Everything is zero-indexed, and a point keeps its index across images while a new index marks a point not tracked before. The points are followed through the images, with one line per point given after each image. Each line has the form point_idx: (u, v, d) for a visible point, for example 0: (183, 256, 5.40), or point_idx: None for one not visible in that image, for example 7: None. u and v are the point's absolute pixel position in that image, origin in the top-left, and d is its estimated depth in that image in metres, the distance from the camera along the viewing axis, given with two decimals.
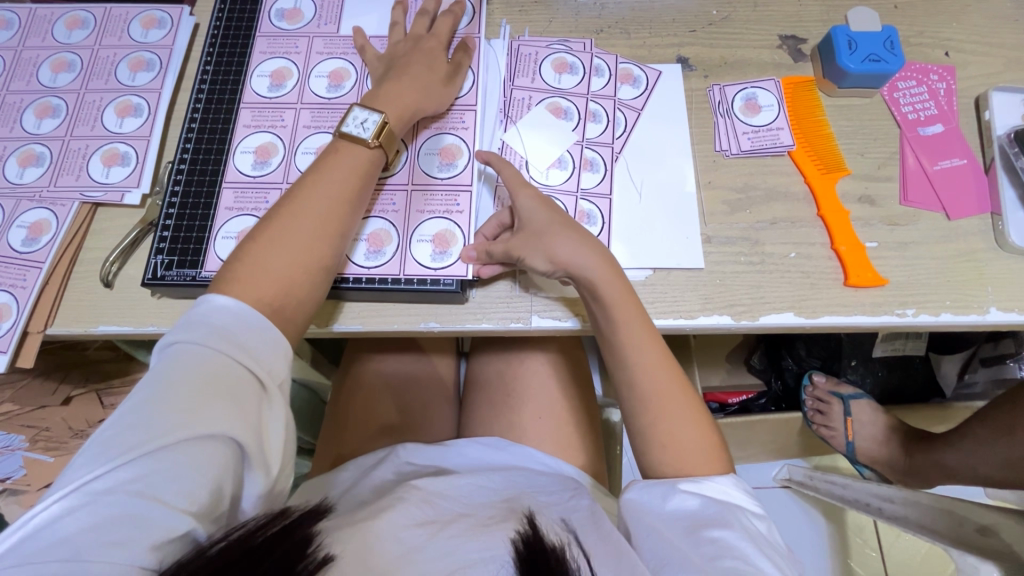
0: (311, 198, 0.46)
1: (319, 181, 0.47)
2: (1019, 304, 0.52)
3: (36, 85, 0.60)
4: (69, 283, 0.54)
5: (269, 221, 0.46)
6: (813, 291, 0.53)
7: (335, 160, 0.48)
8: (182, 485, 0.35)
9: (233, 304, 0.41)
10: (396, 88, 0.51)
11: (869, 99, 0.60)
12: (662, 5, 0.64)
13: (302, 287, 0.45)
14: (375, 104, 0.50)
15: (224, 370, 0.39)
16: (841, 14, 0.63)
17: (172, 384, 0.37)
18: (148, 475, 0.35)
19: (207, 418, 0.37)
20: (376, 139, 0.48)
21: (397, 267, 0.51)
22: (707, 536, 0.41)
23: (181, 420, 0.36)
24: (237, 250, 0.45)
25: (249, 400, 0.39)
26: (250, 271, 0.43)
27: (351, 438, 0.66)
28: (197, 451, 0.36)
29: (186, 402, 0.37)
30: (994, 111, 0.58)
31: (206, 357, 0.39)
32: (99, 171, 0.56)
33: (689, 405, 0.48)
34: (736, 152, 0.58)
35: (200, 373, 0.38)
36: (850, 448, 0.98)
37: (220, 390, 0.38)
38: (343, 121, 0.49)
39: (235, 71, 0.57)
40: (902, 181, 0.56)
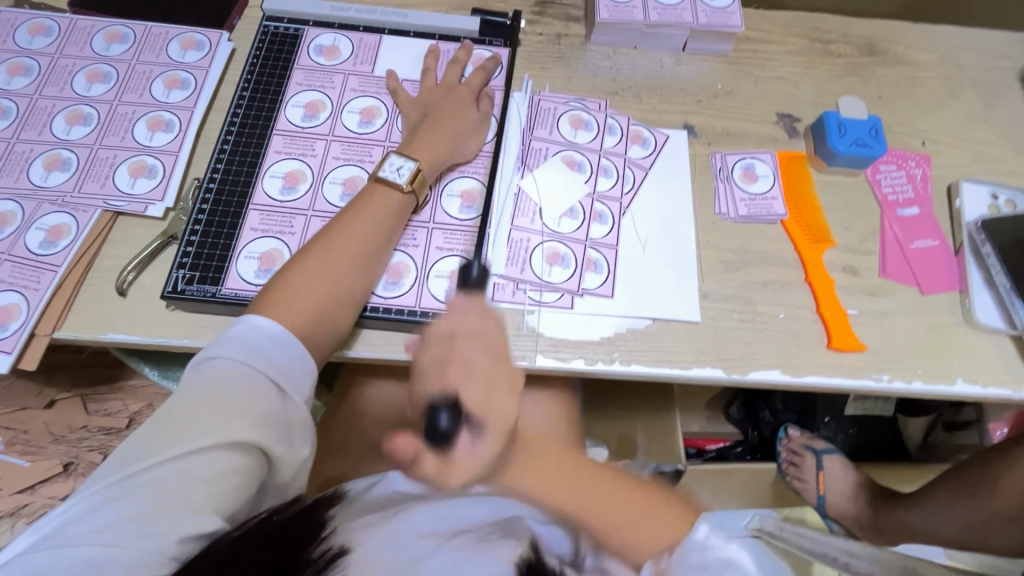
0: (345, 236, 0.50)
1: (353, 220, 0.51)
2: (981, 377, 0.57)
3: (70, 93, 0.61)
4: (82, 289, 0.54)
5: (303, 254, 0.49)
6: (798, 351, 0.57)
7: (370, 200, 0.52)
8: (209, 488, 0.38)
9: (267, 326, 0.45)
10: (429, 137, 0.55)
11: (855, 178, 0.65)
12: (672, 75, 0.70)
13: (331, 317, 0.48)
14: (409, 152, 0.54)
15: (255, 383, 0.42)
16: (831, 99, 0.70)
17: (206, 393, 0.41)
18: (179, 474, 0.38)
19: (236, 427, 0.40)
20: (410, 185, 0.52)
21: (414, 299, 0.53)
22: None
23: (212, 427, 0.39)
24: (274, 277, 0.49)
25: (276, 415, 0.42)
26: (285, 299, 0.47)
27: (345, 460, 0.67)
28: (226, 457, 0.39)
29: (218, 410, 0.40)
30: (964, 200, 0.64)
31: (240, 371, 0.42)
32: (125, 181, 0.58)
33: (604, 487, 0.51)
34: (733, 217, 0.62)
35: (233, 386, 0.41)
36: (821, 501, 1.01)
37: (250, 401, 0.41)
38: (379, 166, 0.53)
39: (270, 98, 0.60)
40: (881, 256, 0.61)
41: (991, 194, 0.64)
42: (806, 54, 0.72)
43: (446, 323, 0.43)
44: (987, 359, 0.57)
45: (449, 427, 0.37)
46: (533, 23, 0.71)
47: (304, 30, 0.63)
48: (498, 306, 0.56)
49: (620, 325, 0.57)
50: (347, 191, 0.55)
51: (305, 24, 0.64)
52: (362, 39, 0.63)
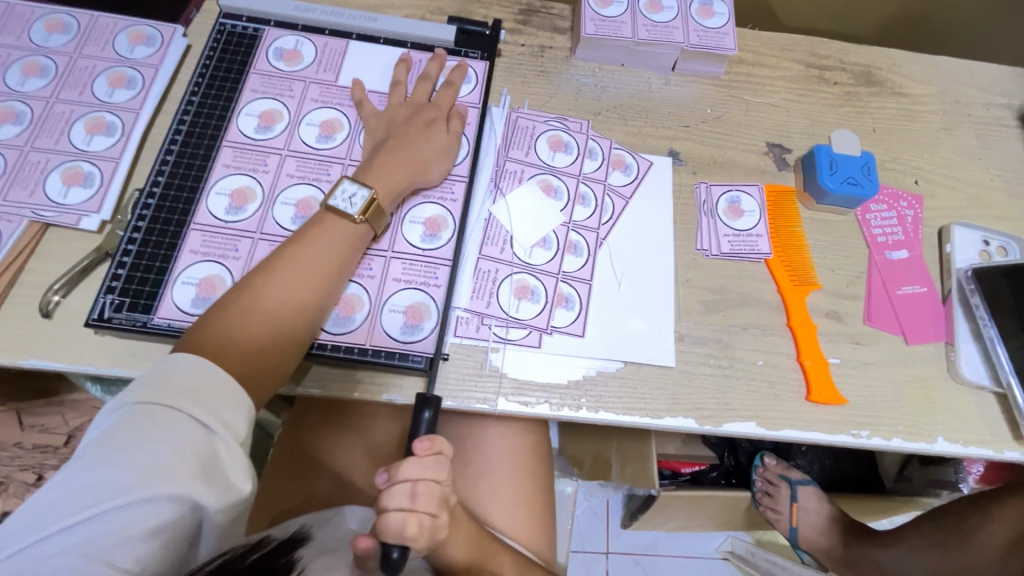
0: (289, 272, 0.45)
1: (300, 255, 0.46)
2: (963, 436, 0.54)
3: (2, 87, 0.56)
4: (2, 308, 0.49)
5: (241, 288, 0.45)
6: (776, 402, 0.54)
7: (320, 233, 0.47)
8: (132, 553, 0.33)
9: (201, 367, 0.39)
10: (390, 160, 0.51)
11: (844, 216, 0.62)
12: (659, 96, 0.66)
13: (269, 364, 0.44)
14: (364, 177, 0.50)
15: (190, 430, 0.36)
16: (824, 130, 0.66)
17: (131, 442, 0.35)
18: (97, 543, 0.32)
19: (164, 480, 0.34)
20: (363, 215, 0.48)
21: (366, 336, 0.49)
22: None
23: (136, 481, 0.33)
24: (205, 316, 0.43)
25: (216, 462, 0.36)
26: (217, 343, 0.42)
27: (295, 493, 0.63)
28: (155, 513, 0.34)
29: (146, 463, 0.34)
30: (955, 245, 0.61)
31: (171, 416, 0.36)
32: (57, 189, 0.53)
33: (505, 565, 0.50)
34: (716, 254, 0.59)
35: (163, 431, 0.36)
36: (794, 533, 0.99)
37: (186, 450, 0.35)
38: (331, 193, 0.49)
39: (222, 106, 0.55)
40: (867, 302, 0.58)
41: (983, 239, 0.62)
42: (800, 81, 0.69)
43: (411, 467, 0.42)
44: (969, 417, 0.55)
45: (397, 563, 0.41)
46: (516, 33, 0.67)
47: (264, 30, 0.58)
48: (460, 341, 0.52)
49: (590, 367, 0.53)
50: (300, 214, 0.50)
51: (265, 23, 0.59)
52: (327, 43, 0.58)
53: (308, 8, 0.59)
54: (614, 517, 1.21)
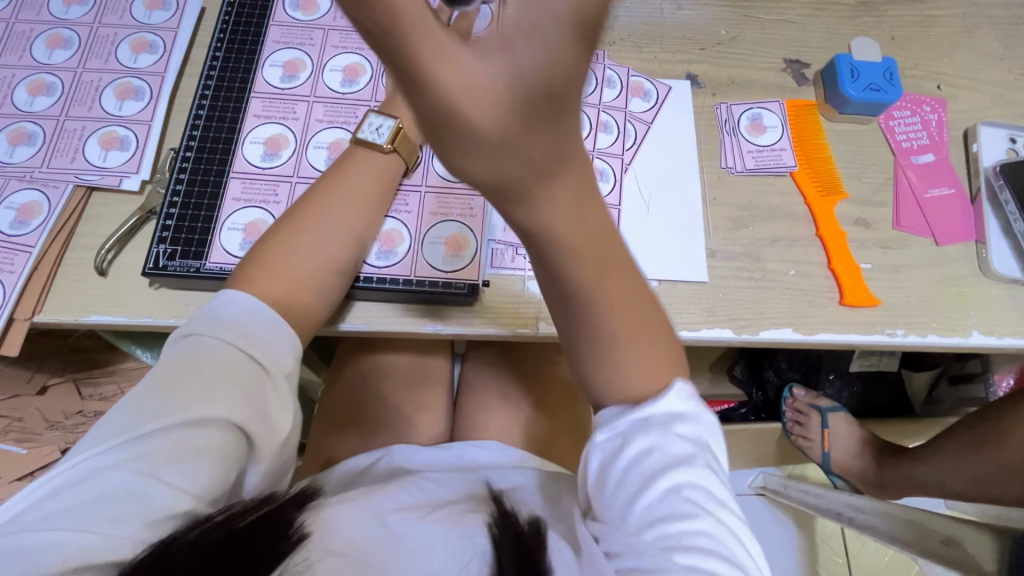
0: (330, 200, 0.49)
1: (334, 185, 0.49)
2: (999, 329, 0.55)
3: (30, 61, 0.57)
4: (60, 269, 0.52)
5: (286, 222, 0.48)
6: (810, 309, 0.55)
7: (353, 166, 0.50)
8: (183, 468, 0.36)
9: (244, 298, 0.43)
10: None
11: (867, 125, 0.62)
12: (673, 21, 0.65)
13: (314, 285, 0.46)
14: (389, 110, 0.53)
15: (230, 358, 0.40)
16: (842, 42, 0.66)
17: (181, 369, 0.39)
18: (150, 454, 0.35)
19: (209, 404, 0.37)
20: (391, 142, 0.51)
21: (408, 267, 0.51)
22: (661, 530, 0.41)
23: (183, 404, 0.37)
24: (252, 250, 0.47)
25: (258, 393, 0.40)
26: (262, 269, 0.45)
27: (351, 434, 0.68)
28: (201, 435, 0.37)
29: (191, 388, 0.38)
30: (982, 144, 0.61)
31: (214, 347, 0.40)
32: (96, 154, 0.55)
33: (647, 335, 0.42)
34: (741, 171, 0.59)
35: (209, 361, 0.39)
36: (826, 458, 1.02)
37: (228, 378, 0.39)
38: (359, 127, 0.52)
39: (246, 59, 0.56)
40: (895, 206, 0.59)
41: (1010, 137, 0.61)
42: None
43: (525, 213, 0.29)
44: (1004, 310, 0.56)
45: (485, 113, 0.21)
46: None
47: None
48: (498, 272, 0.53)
49: None
50: (333, 156, 0.52)
51: None
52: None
53: None
54: None
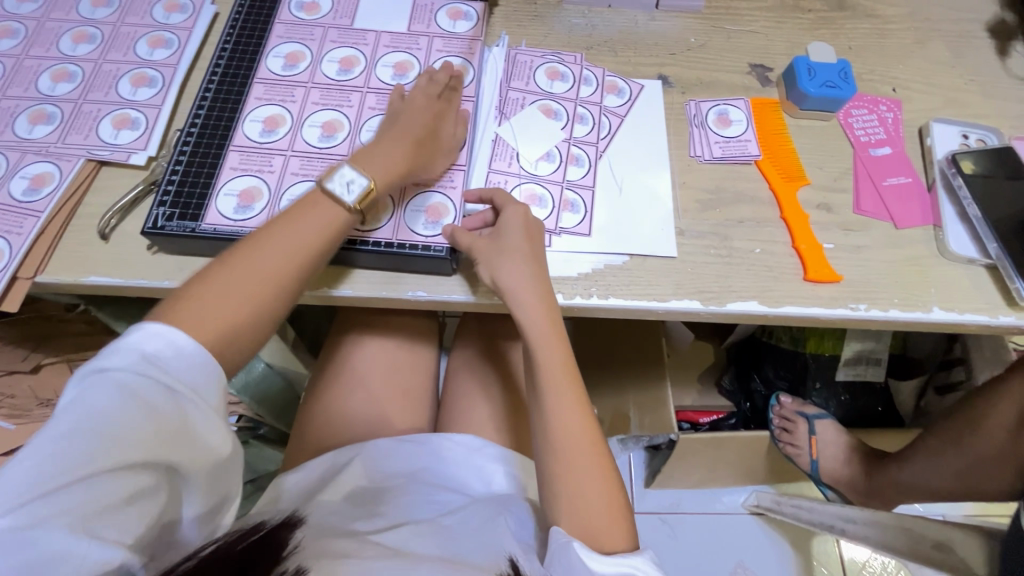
0: (277, 251, 0.48)
1: (291, 227, 0.49)
2: (958, 306, 0.57)
3: (56, 53, 0.63)
4: (66, 234, 0.55)
5: (233, 255, 0.48)
6: (775, 284, 0.57)
7: (313, 212, 0.50)
8: (117, 519, 0.39)
9: (171, 334, 0.42)
10: (389, 152, 0.53)
11: (827, 121, 0.66)
12: (646, 30, 0.71)
13: (250, 331, 0.47)
14: (362, 165, 0.52)
15: (159, 401, 0.40)
16: (803, 50, 0.71)
17: (102, 416, 0.38)
18: (78, 506, 0.37)
19: (139, 452, 0.39)
20: (357, 205, 0.51)
21: (391, 231, 0.54)
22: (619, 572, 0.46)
23: (112, 452, 0.38)
24: (192, 282, 0.46)
25: (190, 438, 0.42)
26: (200, 307, 0.45)
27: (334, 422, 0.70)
28: (136, 484, 0.39)
29: (120, 439, 0.39)
30: (935, 138, 0.65)
31: (136, 391, 0.40)
32: (108, 132, 0.59)
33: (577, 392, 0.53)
34: (708, 158, 0.63)
35: (134, 407, 0.39)
36: (815, 466, 1.01)
37: (160, 425, 0.40)
38: (329, 176, 0.51)
39: (252, 51, 0.61)
40: (856, 193, 0.62)
41: (962, 133, 0.65)
42: (777, 10, 0.74)
43: (507, 275, 0.52)
44: (963, 288, 0.58)
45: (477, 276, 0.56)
46: None
47: None
48: None
49: (598, 262, 0.57)
50: (326, 133, 0.57)
51: None
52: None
53: None
54: (637, 477, 1.23)
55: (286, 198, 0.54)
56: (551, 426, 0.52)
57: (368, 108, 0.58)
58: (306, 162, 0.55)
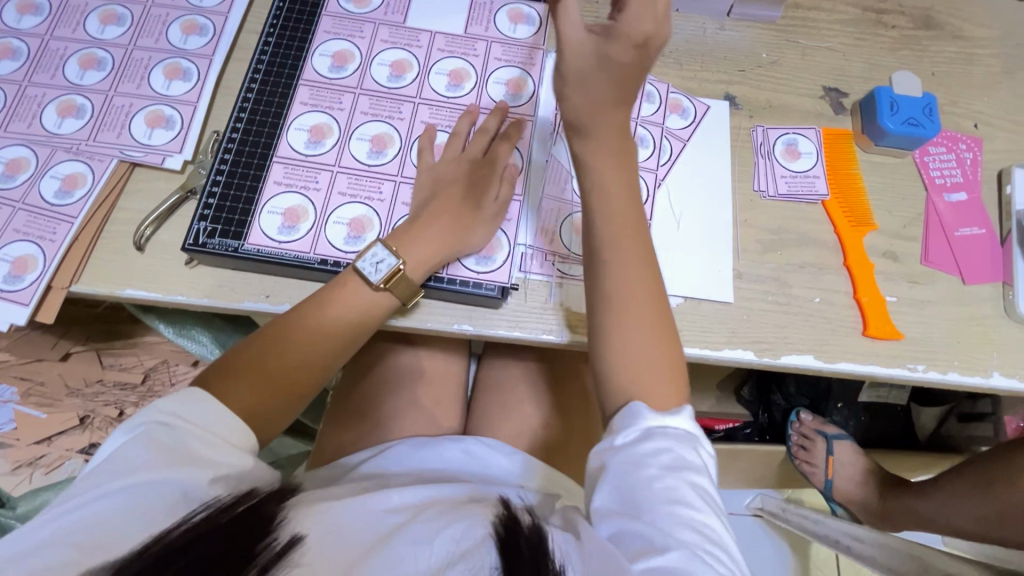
0: (305, 341, 0.48)
1: (318, 309, 0.48)
2: (1020, 372, 0.55)
3: (83, 35, 0.58)
4: (98, 241, 0.53)
5: (256, 337, 0.48)
6: (833, 338, 0.55)
7: (340, 296, 0.49)
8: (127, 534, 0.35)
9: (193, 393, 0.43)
10: (424, 232, 0.51)
11: (901, 159, 0.62)
12: (714, 41, 0.66)
13: (269, 413, 0.46)
14: (397, 244, 0.50)
15: (178, 433, 0.41)
16: (881, 74, 0.66)
17: (130, 449, 0.39)
18: (87, 524, 0.35)
19: (155, 468, 0.38)
20: (385, 283, 0.49)
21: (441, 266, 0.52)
22: (632, 450, 0.42)
23: (135, 471, 0.38)
24: (220, 362, 0.47)
25: (197, 455, 0.40)
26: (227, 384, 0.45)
27: (353, 431, 0.69)
28: (143, 501, 0.37)
29: (142, 462, 0.38)
30: (1015, 187, 0.61)
31: (160, 426, 0.41)
32: (141, 131, 0.56)
33: (657, 316, 0.46)
34: (772, 195, 0.60)
35: (157, 439, 0.40)
36: (828, 486, 1.01)
37: (178, 450, 0.40)
38: (361, 254, 0.50)
39: (297, 46, 0.57)
40: (925, 242, 0.59)
41: None
42: (858, 24, 0.68)
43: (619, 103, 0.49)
44: None
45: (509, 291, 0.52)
46: None
47: None
48: (527, 276, 0.54)
49: None
50: (375, 149, 0.54)
51: None
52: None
53: None
54: None
55: (332, 220, 0.52)
56: (619, 258, 0.46)
57: (420, 122, 0.56)
58: (354, 180, 0.53)
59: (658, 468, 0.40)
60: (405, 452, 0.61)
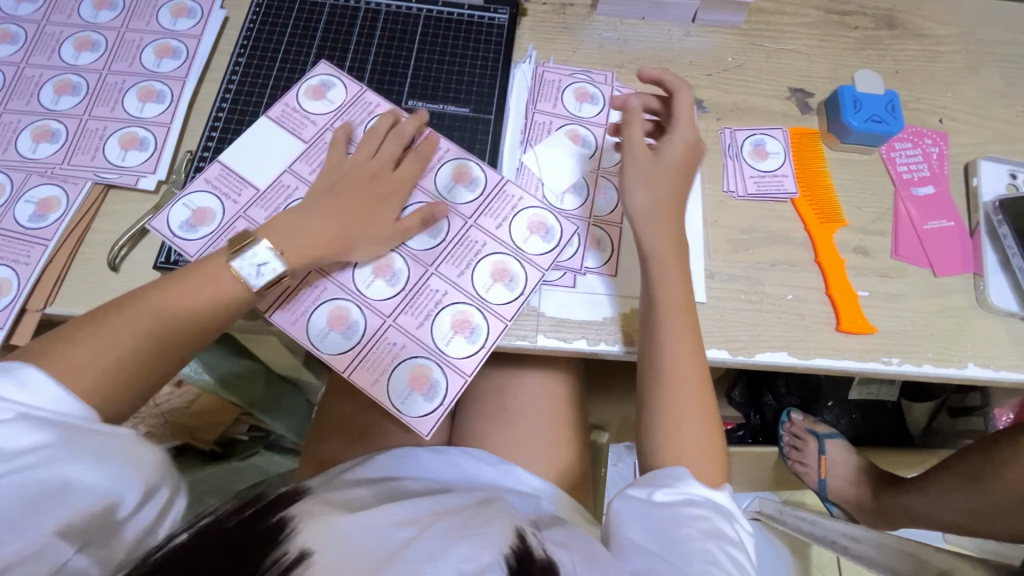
0: (156, 325, 0.45)
1: (172, 291, 0.46)
2: (994, 362, 0.55)
3: (58, 61, 0.59)
4: (73, 262, 0.53)
5: (110, 313, 0.44)
6: (806, 334, 0.55)
7: (196, 280, 0.47)
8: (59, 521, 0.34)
9: (36, 367, 0.38)
10: (318, 234, 0.50)
11: (868, 156, 0.63)
12: (681, 47, 0.67)
13: (124, 393, 0.43)
14: (276, 241, 0.49)
15: (66, 408, 0.37)
16: (846, 73, 0.67)
17: (11, 435, 0.34)
18: (1, 516, 0.32)
19: (58, 447, 0.35)
20: (265, 289, 0.48)
21: (445, 286, 0.53)
22: (675, 510, 0.44)
23: (32, 456, 0.34)
24: (62, 329, 0.43)
25: (102, 426, 0.38)
26: (75, 357, 0.41)
27: (333, 444, 0.69)
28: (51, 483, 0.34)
29: (36, 446, 0.35)
30: (981, 179, 0.62)
31: (39, 408, 0.36)
32: (115, 153, 0.56)
33: (700, 369, 0.49)
34: (742, 195, 0.60)
35: (45, 421, 0.36)
36: (822, 485, 1.00)
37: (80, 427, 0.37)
38: (241, 247, 0.48)
39: (265, 70, 0.60)
40: (894, 236, 0.59)
41: (1011, 173, 0.62)
42: (821, 26, 0.69)
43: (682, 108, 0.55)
44: (1000, 343, 0.56)
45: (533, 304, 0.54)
46: None
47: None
48: None
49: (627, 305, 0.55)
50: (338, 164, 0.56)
51: None
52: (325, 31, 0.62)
53: None
54: None
55: None
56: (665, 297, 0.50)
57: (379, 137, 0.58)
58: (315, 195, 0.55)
59: (698, 532, 0.43)
60: (394, 464, 0.62)
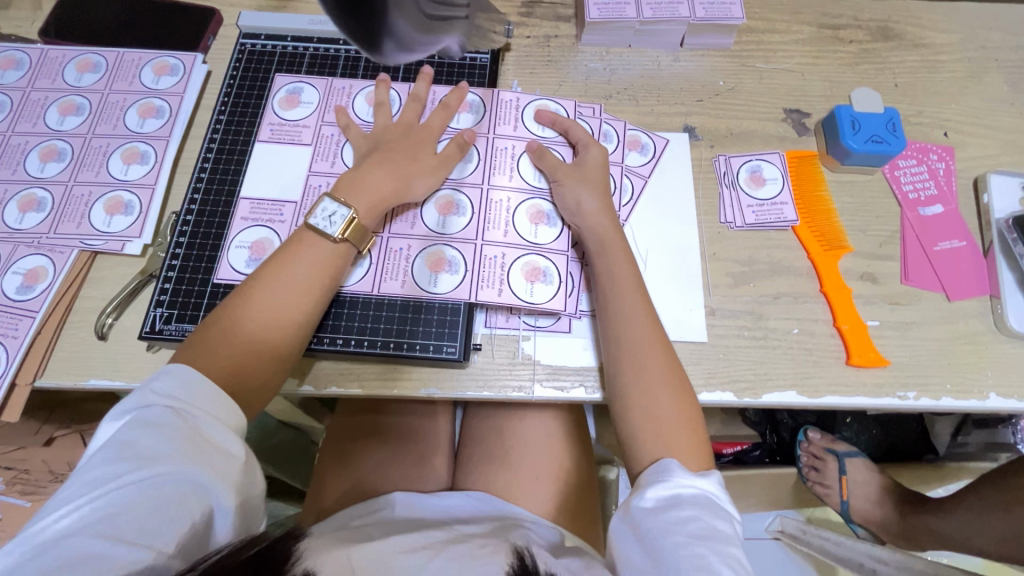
0: (267, 302, 0.47)
1: (276, 270, 0.48)
2: (1018, 391, 0.52)
3: (43, 128, 0.60)
4: (61, 333, 0.53)
5: (230, 302, 0.47)
6: (815, 370, 0.53)
7: (296, 250, 0.49)
8: (151, 526, 0.36)
9: (176, 369, 0.42)
10: (370, 182, 0.52)
11: (871, 176, 0.61)
12: (670, 73, 0.66)
13: (258, 370, 0.46)
14: (345, 197, 0.52)
15: (175, 422, 0.40)
16: (843, 90, 0.65)
17: (131, 443, 0.38)
18: (106, 516, 0.35)
19: (161, 455, 0.38)
20: (342, 234, 0.50)
21: (468, 292, 0.53)
22: (662, 517, 0.43)
23: (144, 462, 0.37)
24: (206, 323, 0.47)
25: (205, 442, 0.40)
26: (200, 351, 0.45)
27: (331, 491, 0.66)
28: (153, 495, 0.37)
29: (150, 452, 0.38)
30: (992, 195, 0.59)
31: (160, 416, 0.40)
32: (101, 219, 0.56)
33: (667, 362, 0.50)
34: (740, 225, 0.58)
35: (157, 432, 0.39)
36: (845, 507, 0.96)
37: (184, 440, 0.39)
38: (311, 211, 0.51)
39: (247, 123, 0.60)
40: (903, 260, 0.57)
41: None
42: (814, 42, 0.67)
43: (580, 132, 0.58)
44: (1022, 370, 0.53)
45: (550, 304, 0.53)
46: (522, 25, 0.67)
47: (284, 46, 0.63)
48: (492, 332, 0.54)
49: None
50: None
51: (283, 39, 0.64)
52: (306, 78, 0.61)
53: (321, 20, 0.64)
54: None
55: None
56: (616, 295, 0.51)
57: None
58: None
59: (686, 536, 0.42)
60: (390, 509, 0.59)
